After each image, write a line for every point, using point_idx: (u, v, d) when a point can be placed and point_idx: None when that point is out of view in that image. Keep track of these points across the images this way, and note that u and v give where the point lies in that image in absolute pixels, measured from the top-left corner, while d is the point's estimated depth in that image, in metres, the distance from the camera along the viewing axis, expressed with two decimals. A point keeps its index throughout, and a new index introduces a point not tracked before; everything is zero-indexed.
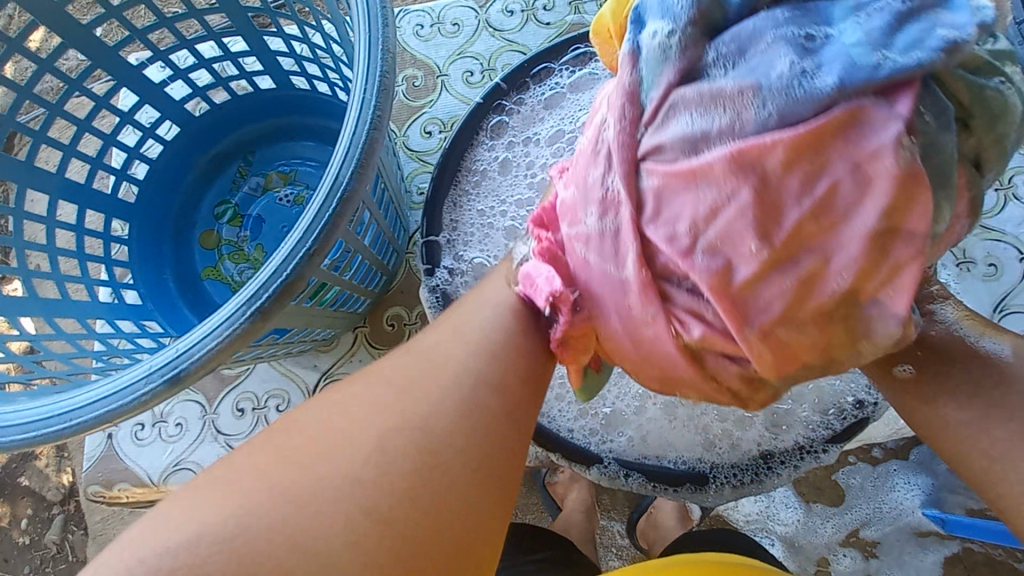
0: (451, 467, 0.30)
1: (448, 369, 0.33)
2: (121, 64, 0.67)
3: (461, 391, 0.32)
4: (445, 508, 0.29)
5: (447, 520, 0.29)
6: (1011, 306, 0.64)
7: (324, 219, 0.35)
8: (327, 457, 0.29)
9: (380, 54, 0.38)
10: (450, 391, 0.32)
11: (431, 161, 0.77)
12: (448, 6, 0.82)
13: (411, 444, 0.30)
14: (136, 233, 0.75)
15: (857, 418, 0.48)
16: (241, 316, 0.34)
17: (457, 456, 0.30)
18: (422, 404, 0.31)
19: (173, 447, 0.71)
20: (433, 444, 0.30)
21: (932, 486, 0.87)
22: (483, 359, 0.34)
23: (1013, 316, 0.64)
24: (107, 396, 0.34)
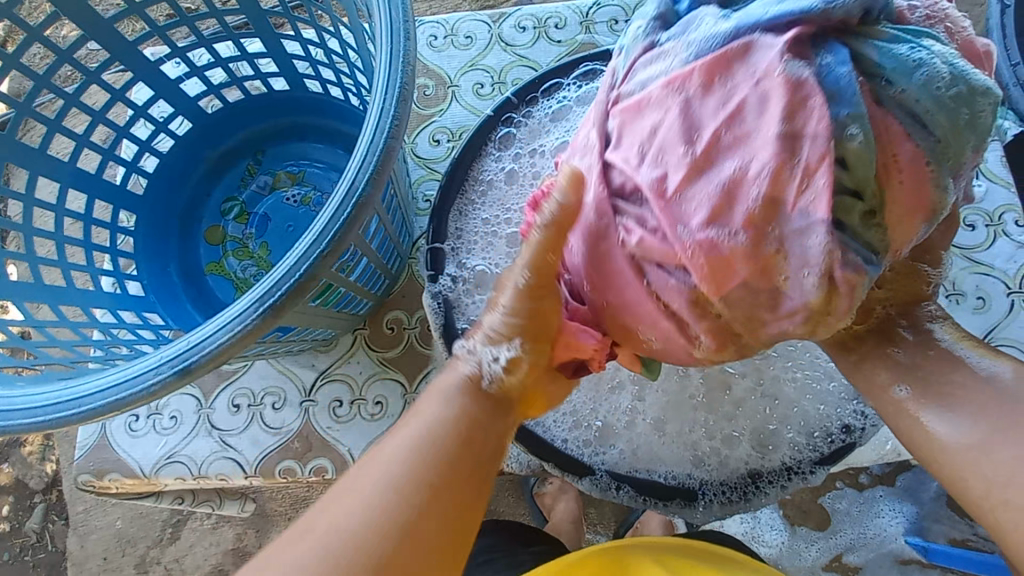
0: (420, 529, 0.35)
1: (404, 447, 0.38)
2: (139, 59, 0.68)
3: (419, 465, 0.37)
4: (422, 564, 0.35)
5: (422, 575, 0.35)
6: (998, 339, 0.65)
7: (339, 222, 0.36)
8: None
9: (400, 66, 0.39)
10: None
11: (438, 169, 0.78)
12: (462, 19, 0.84)
13: (386, 518, 0.35)
14: (143, 225, 0.76)
15: (845, 442, 0.49)
16: (253, 312, 0.35)
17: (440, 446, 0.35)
18: (388, 481, 0.37)
19: (167, 440, 0.71)
20: (407, 513, 0.36)
21: (915, 514, 0.88)
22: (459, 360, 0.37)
23: (1000, 349, 0.66)
24: (117, 385, 0.35)
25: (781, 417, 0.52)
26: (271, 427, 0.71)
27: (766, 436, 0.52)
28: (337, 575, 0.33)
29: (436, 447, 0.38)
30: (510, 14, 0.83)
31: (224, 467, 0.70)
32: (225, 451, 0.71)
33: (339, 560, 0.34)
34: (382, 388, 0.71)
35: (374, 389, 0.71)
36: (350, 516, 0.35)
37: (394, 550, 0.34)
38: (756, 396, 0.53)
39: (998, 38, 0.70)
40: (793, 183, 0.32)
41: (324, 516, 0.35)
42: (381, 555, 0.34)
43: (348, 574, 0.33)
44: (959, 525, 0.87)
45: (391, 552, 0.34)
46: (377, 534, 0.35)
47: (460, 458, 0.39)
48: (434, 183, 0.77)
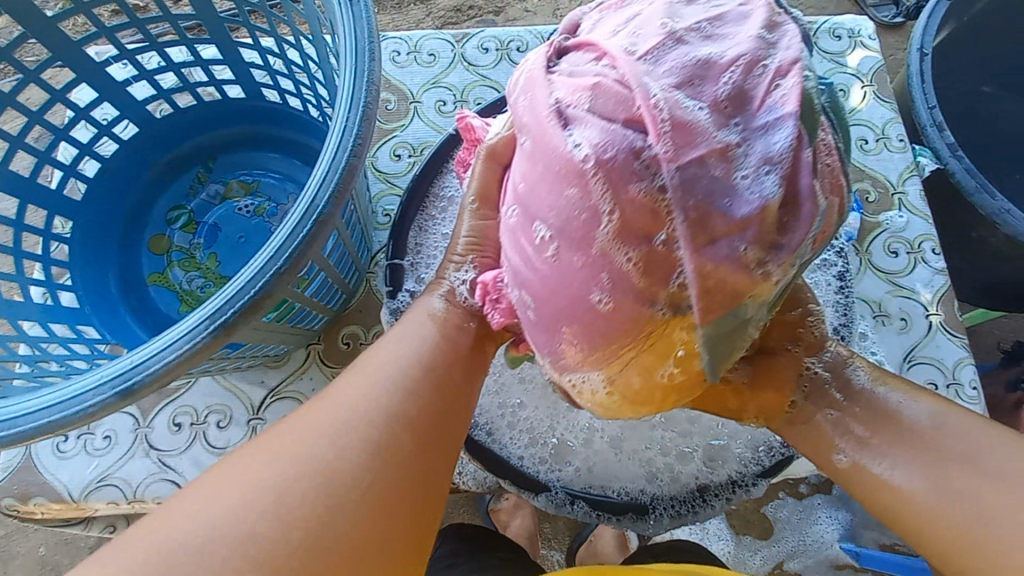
0: (401, 449, 0.37)
1: (390, 375, 0.41)
2: (82, 59, 0.65)
3: (404, 393, 0.40)
4: (403, 483, 0.36)
5: (401, 489, 0.36)
6: (919, 357, 0.71)
7: (297, 239, 0.36)
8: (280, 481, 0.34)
9: (365, 85, 0.39)
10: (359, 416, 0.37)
11: (398, 183, 0.78)
12: (426, 37, 0.85)
13: (371, 436, 0.37)
14: (80, 232, 0.72)
15: (784, 455, 0.52)
16: (203, 330, 0.34)
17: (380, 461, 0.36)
18: (374, 404, 0.39)
19: (99, 461, 0.67)
20: (388, 436, 0.37)
21: (849, 521, 0.93)
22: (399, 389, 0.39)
23: (921, 367, 0.71)
24: (51, 405, 0.33)
25: (727, 433, 0.55)
26: (215, 447, 0.67)
27: (714, 451, 0.54)
28: (320, 481, 0.34)
29: (417, 378, 0.41)
30: (473, 35, 0.85)
31: (161, 490, 0.66)
32: (164, 473, 0.67)
33: (321, 469, 0.34)
34: None
35: None
36: (338, 432, 0.36)
37: (376, 467, 0.36)
38: (708, 413, 0.56)
39: (917, 83, 0.78)
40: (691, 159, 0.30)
41: (309, 433, 0.36)
42: (364, 470, 0.35)
43: (333, 481, 0.34)
44: (888, 531, 0.93)
45: (374, 469, 0.35)
46: (362, 446, 0.36)
47: (439, 388, 0.42)
48: (394, 198, 0.77)
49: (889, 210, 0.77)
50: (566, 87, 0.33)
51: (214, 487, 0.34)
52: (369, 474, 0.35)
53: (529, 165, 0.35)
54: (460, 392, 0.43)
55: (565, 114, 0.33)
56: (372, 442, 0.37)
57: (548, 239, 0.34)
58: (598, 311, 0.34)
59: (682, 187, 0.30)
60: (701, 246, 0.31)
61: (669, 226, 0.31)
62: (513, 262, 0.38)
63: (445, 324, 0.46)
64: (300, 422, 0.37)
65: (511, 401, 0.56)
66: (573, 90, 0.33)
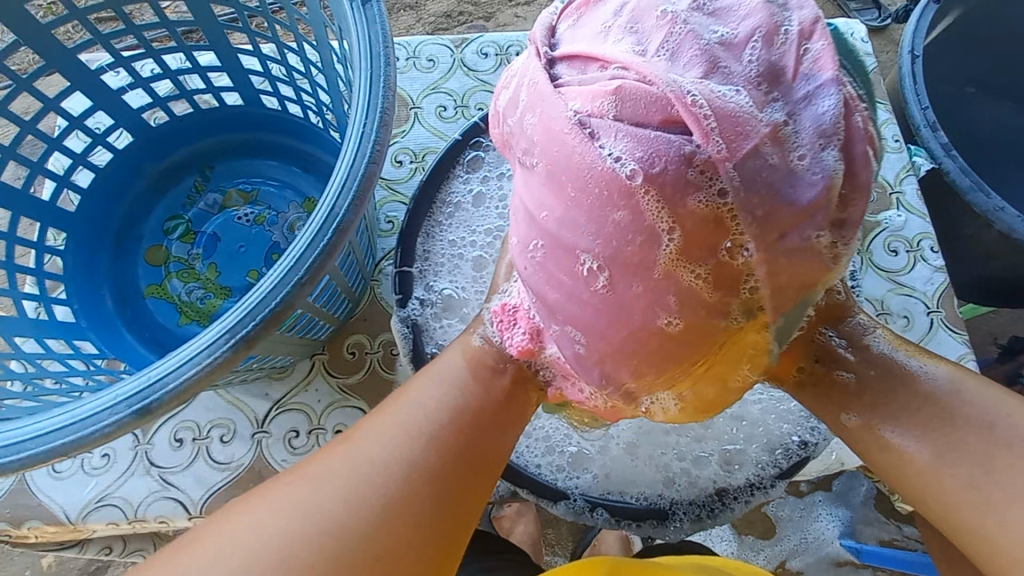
0: (419, 503, 0.35)
1: (417, 422, 0.39)
2: (76, 66, 0.64)
3: (431, 444, 0.38)
4: (419, 546, 0.34)
5: (415, 552, 0.34)
6: None
7: (318, 248, 0.35)
8: (312, 487, 0.35)
9: (382, 90, 0.39)
10: (393, 431, 0.38)
11: (401, 190, 0.77)
12: (424, 43, 0.84)
13: (390, 494, 0.35)
14: (74, 244, 0.70)
15: (801, 457, 0.52)
16: (223, 344, 0.33)
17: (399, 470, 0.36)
18: (397, 456, 0.37)
19: (97, 480, 0.65)
20: (408, 492, 0.36)
21: (849, 518, 0.94)
22: (429, 410, 0.40)
23: None
24: (64, 426, 0.32)
25: (746, 437, 0.54)
26: (219, 463, 0.66)
27: (731, 455, 0.54)
28: (333, 539, 0.33)
29: (445, 425, 0.39)
30: (472, 40, 0.84)
31: (164, 509, 0.64)
32: (166, 491, 0.65)
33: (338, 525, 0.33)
34: (342, 417, 0.67)
35: (334, 418, 0.67)
36: (358, 486, 0.35)
37: (391, 527, 0.34)
38: (725, 417, 0.55)
39: (911, 84, 0.79)
40: (744, 143, 0.30)
41: (328, 484, 0.35)
42: (387, 486, 0.35)
43: (356, 499, 0.34)
44: (887, 526, 0.94)
45: (389, 528, 0.34)
46: (380, 505, 0.35)
47: (469, 435, 0.40)
48: (397, 205, 0.76)
49: (887, 210, 0.78)
50: (581, 96, 0.32)
51: (228, 529, 0.33)
52: (385, 530, 0.34)
53: (554, 185, 0.33)
54: (491, 439, 0.41)
55: (589, 125, 0.31)
56: (390, 499, 0.35)
57: (595, 266, 0.33)
58: (666, 332, 0.34)
59: (742, 187, 0.30)
60: (774, 241, 0.32)
61: (735, 232, 0.32)
62: (550, 298, 0.37)
63: (476, 360, 0.44)
64: (320, 469, 0.36)
65: None
66: (593, 97, 0.31)
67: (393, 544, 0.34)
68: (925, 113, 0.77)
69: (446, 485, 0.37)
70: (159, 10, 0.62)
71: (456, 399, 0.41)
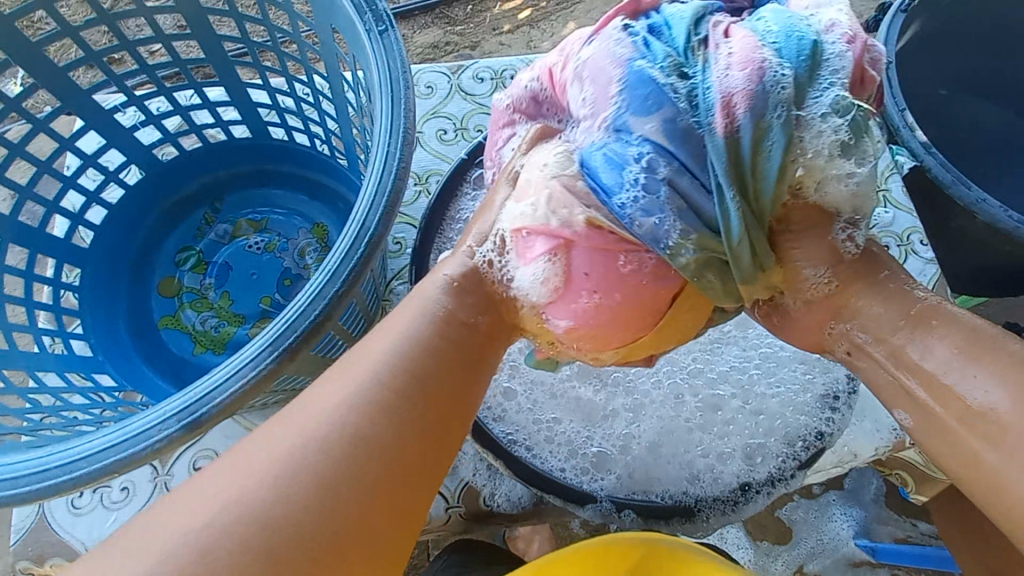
0: (374, 482, 0.33)
1: (365, 387, 0.35)
2: (91, 106, 0.66)
3: (383, 410, 0.35)
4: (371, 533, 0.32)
5: (379, 526, 0.33)
6: None
7: (352, 260, 0.37)
8: (264, 468, 0.32)
9: (403, 111, 0.41)
10: (351, 405, 0.34)
11: (407, 212, 0.79)
12: (422, 71, 0.88)
13: (337, 474, 0.32)
14: (89, 280, 0.71)
15: (818, 447, 0.54)
16: (267, 357, 0.34)
17: (361, 445, 0.33)
18: (347, 428, 0.34)
19: (117, 515, 0.65)
20: (360, 476, 0.33)
21: (863, 517, 0.95)
22: (389, 372, 0.36)
23: None
24: (116, 443, 0.33)
25: (764, 430, 0.55)
26: None
27: (752, 449, 0.55)
28: (272, 527, 0.30)
29: (395, 388, 0.35)
30: (468, 67, 0.88)
31: None
32: None
33: (277, 513, 0.31)
34: None
35: None
36: (297, 467, 0.32)
37: (342, 511, 0.32)
38: (745, 413, 0.57)
39: (887, 88, 0.83)
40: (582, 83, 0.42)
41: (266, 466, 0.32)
42: (348, 463, 0.33)
43: (313, 480, 0.32)
44: (901, 524, 0.94)
45: (338, 515, 0.32)
46: (327, 487, 0.32)
47: (428, 401, 0.36)
48: (404, 226, 0.78)
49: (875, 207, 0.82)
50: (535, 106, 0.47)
51: (174, 508, 0.31)
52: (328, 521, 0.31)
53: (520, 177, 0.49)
54: (456, 397, 0.37)
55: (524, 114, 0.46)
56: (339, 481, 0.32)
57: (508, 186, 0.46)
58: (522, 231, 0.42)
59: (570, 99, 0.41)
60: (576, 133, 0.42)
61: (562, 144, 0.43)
62: None
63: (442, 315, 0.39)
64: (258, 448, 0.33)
65: (547, 415, 0.56)
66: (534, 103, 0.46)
67: (358, 522, 0.32)
68: (903, 116, 0.80)
69: (412, 452, 0.34)
70: (171, 50, 0.65)
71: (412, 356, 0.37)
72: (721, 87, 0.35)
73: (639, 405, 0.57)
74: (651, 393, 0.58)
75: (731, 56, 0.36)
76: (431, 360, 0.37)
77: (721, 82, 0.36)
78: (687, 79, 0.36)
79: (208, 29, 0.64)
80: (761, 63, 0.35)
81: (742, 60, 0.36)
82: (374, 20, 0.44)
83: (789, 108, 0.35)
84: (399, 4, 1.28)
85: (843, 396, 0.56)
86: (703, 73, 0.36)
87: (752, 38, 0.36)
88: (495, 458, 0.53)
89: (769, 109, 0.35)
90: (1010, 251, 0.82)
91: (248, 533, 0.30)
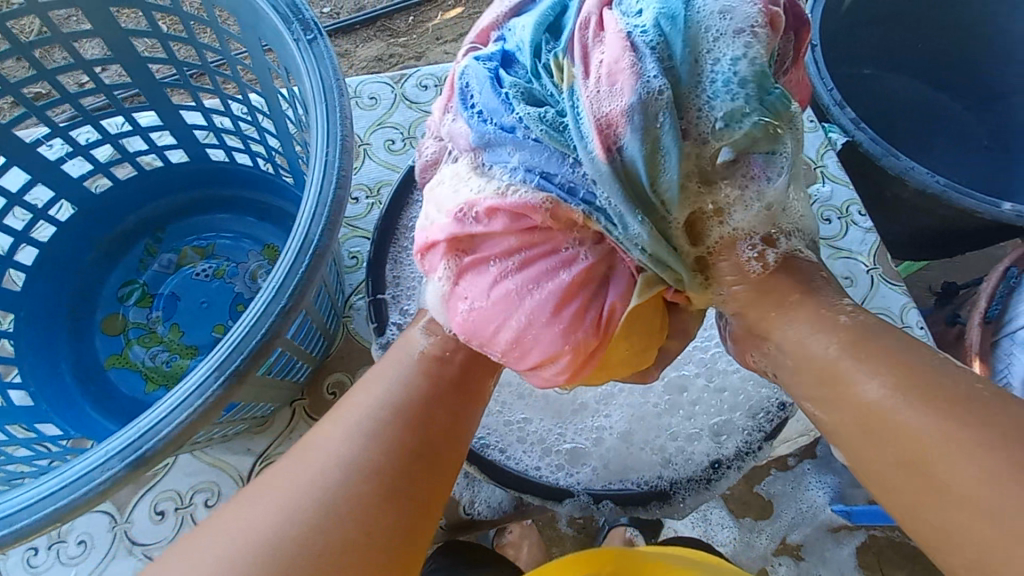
0: (372, 519, 0.33)
1: (355, 422, 0.36)
2: (11, 141, 0.63)
3: (373, 442, 0.35)
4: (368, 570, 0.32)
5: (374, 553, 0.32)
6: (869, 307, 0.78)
7: (297, 275, 0.36)
8: (259, 507, 0.33)
9: (339, 120, 0.40)
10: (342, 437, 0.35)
11: (360, 225, 0.77)
12: (364, 82, 0.87)
13: (323, 509, 0.33)
14: (24, 325, 0.67)
15: (782, 417, 0.55)
16: (213, 382, 0.33)
17: (349, 473, 0.34)
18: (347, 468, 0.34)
19: (77, 569, 0.61)
20: (359, 513, 0.33)
21: (837, 482, 0.98)
22: (378, 404, 0.37)
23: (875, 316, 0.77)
24: (55, 490, 0.31)
25: (729, 407, 0.57)
26: None
27: (719, 427, 0.56)
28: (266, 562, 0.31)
29: (383, 416, 0.36)
30: (410, 75, 0.87)
31: None
32: None
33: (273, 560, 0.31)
34: None
35: None
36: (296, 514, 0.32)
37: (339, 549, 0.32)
38: (709, 393, 0.58)
39: (814, 69, 0.87)
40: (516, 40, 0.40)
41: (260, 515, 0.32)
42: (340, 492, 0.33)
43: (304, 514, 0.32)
44: None
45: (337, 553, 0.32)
46: (325, 526, 0.32)
47: (428, 435, 0.37)
48: (360, 240, 0.77)
49: (814, 183, 0.85)
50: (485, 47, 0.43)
51: None
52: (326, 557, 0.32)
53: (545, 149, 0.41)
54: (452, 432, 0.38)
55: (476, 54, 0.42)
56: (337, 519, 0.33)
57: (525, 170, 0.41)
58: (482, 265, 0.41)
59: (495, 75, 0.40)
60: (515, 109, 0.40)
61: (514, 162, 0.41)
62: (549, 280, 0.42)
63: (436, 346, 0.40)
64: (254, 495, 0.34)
65: (516, 416, 0.57)
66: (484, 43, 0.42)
67: (351, 549, 0.32)
68: (831, 94, 0.84)
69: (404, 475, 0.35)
70: (95, 77, 0.62)
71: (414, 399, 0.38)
72: (593, 111, 0.34)
73: (608, 396, 0.58)
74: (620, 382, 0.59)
75: (597, 75, 0.34)
76: (417, 388, 0.38)
77: (590, 105, 0.34)
78: (548, 106, 0.36)
79: (132, 53, 0.61)
80: (629, 71, 0.33)
81: (606, 75, 0.34)
82: (303, 30, 0.44)
83: (665, 124, 0.34)
84: (339, 19, 1.27)
85: None
86: (571, 94, 0.35)
87: (617, 45, 0.34)
88: (467, 463, 0.53)
89: (647, 123, 0.34)
90: (941, 214, 0.87)
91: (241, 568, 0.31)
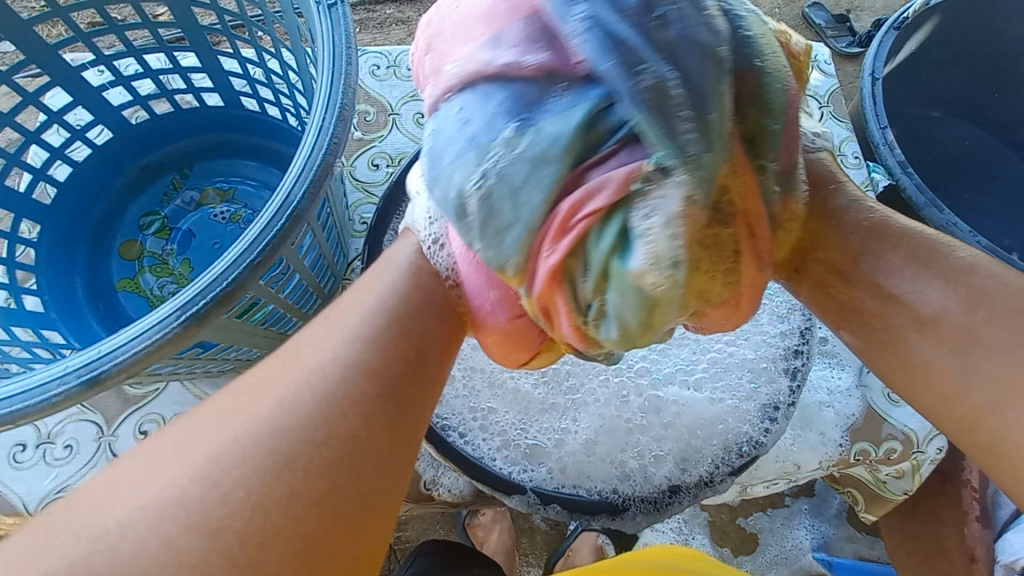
0: (346, 489, 0.33)
1: (348, 361, 0.37)
2: (58, 63, 0.66)
3: (364, 383, 0.36)
4: (366, 519, 0.33)
5: (336, 532, 0.32)
6: None
7: (270, 234, 0.37)
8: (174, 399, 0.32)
9: (342, 88, 0.41)
10: (340, 396, 0.35)
11: (375, 193, 0.79)
12: (405, 52, 0.87)
13: (306, 463, 0.33)
14: (48, 237, 0.71)
15: (752, 455, 0.54)
16: (174, 321, 0.35)
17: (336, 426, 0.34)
18: (331, 398, 0.35)
19: (59, 471, 0.65)
20: (325, 468, 0.33)
21: (827, 534, 0.95)
22: (375, 344, 0.38)
23: None
24: (12, 396, 0.33)
25: (704, 435, 0.55)
26: None
27: (686, 453, 0.55)
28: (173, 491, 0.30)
29: (374, 391, 0.36)
30: None
31: None
32: None
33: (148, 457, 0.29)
34: None
35: None
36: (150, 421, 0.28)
37: (310, 507, 0.32)
38: (685, 415, 0.57)
39: (871, 107, 0.88)
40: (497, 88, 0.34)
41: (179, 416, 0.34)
42: (325, 442, 0.33)
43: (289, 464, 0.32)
44: (860, 540, 0.95)
45: (279, 520, 0.31)
46: (297, 481, 0.32)
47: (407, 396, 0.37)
48: (371, 207, 0.78)
49: None
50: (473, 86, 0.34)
51: None
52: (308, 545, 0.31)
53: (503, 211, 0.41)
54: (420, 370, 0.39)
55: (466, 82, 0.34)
56: (290, 503, 0.31)
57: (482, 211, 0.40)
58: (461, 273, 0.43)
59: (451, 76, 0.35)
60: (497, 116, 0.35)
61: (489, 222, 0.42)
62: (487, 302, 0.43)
63: (416, 291, 0.42)
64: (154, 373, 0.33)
65: (483, 404, 0.57)
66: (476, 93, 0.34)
67: (310, 531, 0.31)
68: (884, 133, 0.86)
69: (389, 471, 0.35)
70: (141, 12, 0.65)
71: (366, 344, 0.38)
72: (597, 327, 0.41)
73: (581, 402, 0.57)
74: (597, 392, 0.58)
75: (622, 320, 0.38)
76: (408, 340, 0.39)
77: None
78: None
79: None
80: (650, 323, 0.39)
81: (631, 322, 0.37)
82: None
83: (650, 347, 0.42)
84: None
85: (783, 406, 0.56)
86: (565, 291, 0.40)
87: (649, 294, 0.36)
88: (425, 441, 0.54)
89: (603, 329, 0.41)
90: None
91: (136, 488, 0.31)
